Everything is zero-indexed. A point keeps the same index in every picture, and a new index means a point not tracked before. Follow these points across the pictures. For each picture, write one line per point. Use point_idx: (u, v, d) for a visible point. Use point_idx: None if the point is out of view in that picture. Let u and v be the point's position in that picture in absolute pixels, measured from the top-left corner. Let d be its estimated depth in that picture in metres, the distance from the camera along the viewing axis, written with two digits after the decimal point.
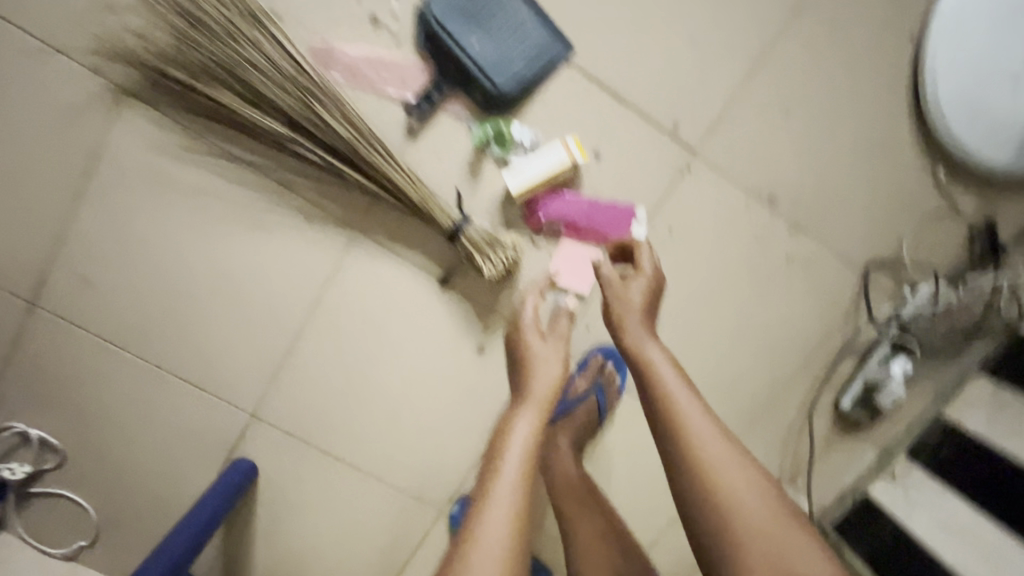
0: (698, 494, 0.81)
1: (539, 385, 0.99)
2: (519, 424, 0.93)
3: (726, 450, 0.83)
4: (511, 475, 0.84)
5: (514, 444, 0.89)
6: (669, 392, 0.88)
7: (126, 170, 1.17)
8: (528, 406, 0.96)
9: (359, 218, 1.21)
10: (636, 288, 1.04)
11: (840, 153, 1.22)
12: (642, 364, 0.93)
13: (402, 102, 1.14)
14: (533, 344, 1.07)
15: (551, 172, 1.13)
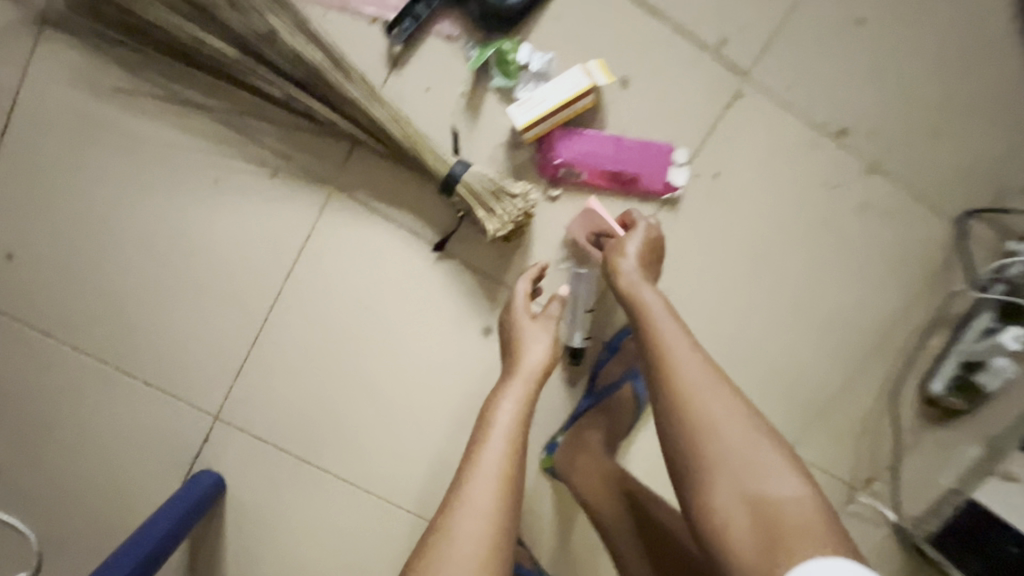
0: (700, 468, 0.66)
1: (529, 357, 0.84)
2: (504, 399, 0.78)
3: (739, 419, 0.66)
4: (493, 458, 0.72)
5: (499, 417, 0.76)
6: (668, 348, 0.72)
7: (52, 118, 0.97)
8: (514, 379, 0.81)
9: (333, 170, 0.99)
10: (632, 239, 0.87)
11: (925, 75, 0.98)
12: (639, 318, 0.78)
13: (382, 22, 0.93)
14: (519, 320, 0.90)
15: (567, 100, 0.91)
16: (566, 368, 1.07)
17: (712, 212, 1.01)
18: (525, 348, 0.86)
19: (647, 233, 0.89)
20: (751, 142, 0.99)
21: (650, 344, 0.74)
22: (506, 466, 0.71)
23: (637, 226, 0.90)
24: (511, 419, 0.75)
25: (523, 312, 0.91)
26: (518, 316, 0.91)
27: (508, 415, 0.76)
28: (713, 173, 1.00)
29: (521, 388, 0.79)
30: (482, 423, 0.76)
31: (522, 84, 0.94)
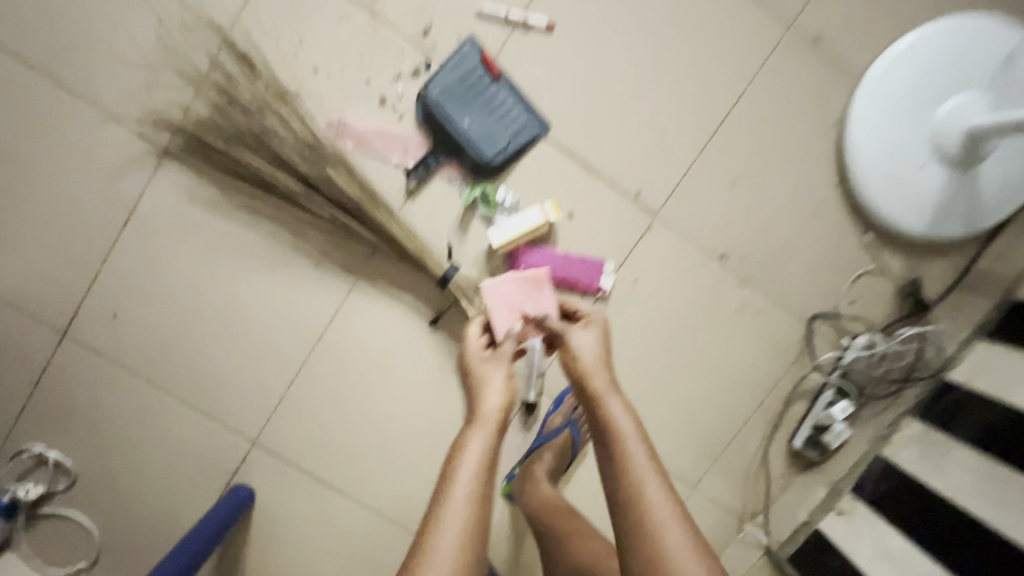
0: (641, 550, 0.87)
1: (488, 406, 1.05)
2: (470, 447, 0.99)
3: (675, 516, 0.88)
4: (457, 499, 0.93)
5: (466, 466, 0.96)
6: (630, 458, 0.93)
7: (159, 220, 1.34)
8: (478, 427, 1.02)
9: (360, 265, 1.37)
10: (592, 347, 1.09)
11: (783, 219, 1.39)
12: (608, 429, 0.97)
13: (403, 167, 1.33)
14: (479, 364, 1.13)
15: (530, 228, 1.30)
16: (523, 416, 1.45)
17: (631, 307, 1.40)
18: (483, 394, 1.07)
19: (596, 331, 1.12)
20: (659, 259, 1.39)
21: (614, 447, 0.95)
22: (465, 503, 0.92)
23: (591, 330, 1.12)
24: (472, 469, 0.96)
25: (479, 355, 1.15)
26: (476, 357, 1.15)
27: (471, 464, 0.96)
28: (632, 279, 1.40)
29: (482, 439, 1.00)
30: (447, 480, 0.96)
31: (499, 213, 1.35)
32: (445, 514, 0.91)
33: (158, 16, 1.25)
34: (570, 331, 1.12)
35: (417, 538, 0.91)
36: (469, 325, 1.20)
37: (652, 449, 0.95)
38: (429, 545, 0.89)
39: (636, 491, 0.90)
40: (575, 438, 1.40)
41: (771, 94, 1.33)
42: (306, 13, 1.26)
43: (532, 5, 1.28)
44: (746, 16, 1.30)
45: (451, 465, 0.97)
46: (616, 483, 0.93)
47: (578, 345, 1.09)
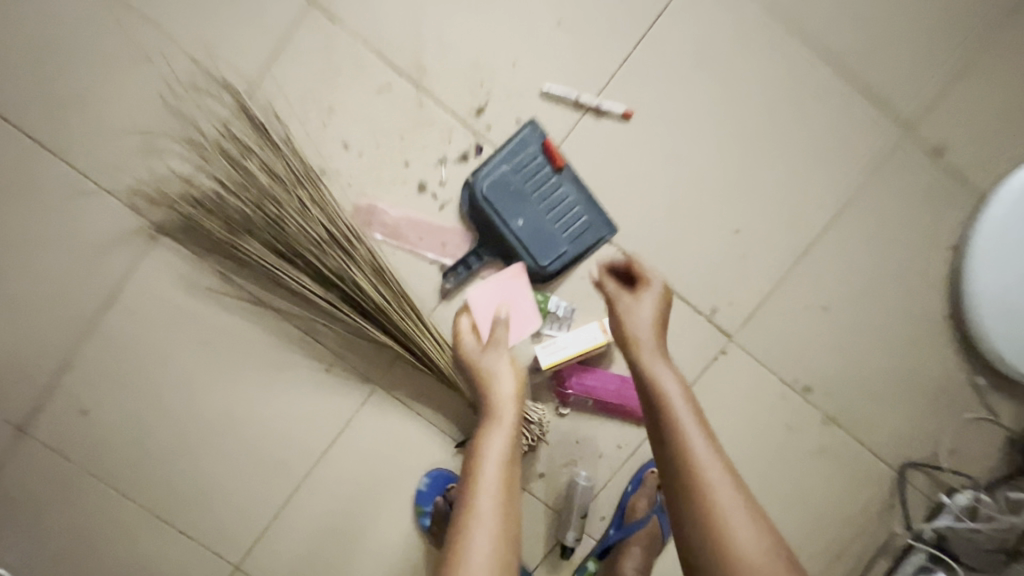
0: (694, 505, 0.72)
1: (505, 397, 0.89)
2: (489, 447, 0.83)
3: (740, 506, 0.71)
4: (487, 490, 0.77)
5: (489, 469, 0.80)
6: (690, 450, 0.75)
7: (146, 307, 1.12)
8: (499, 431, 0.85)
9: (381, 373, 1.15)
10: (650, 315, 0.90)
11: (878, 350, 1.19)
12: (655, 398, 0.81)
13: (439, 265, 1.12)
14: (474, 354, 0.96)
15: (585, 349, 1.10)
16: (558, 562, 1.21)
17: None
18: (493, 383, 0.91)
19: (653, 307, 0.91)
20: (733, 388, 1.18)
21: (666, 441, 0.78)
22: (497, 496, 0.77)
23: (650, 299, 0.92)
24: (499, 456, 0.82)
25: (469, 332, 1.00)
26: (466, 334, 0.99)
27: (497, 449, 0.83)
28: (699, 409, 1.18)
29: (503, 435, 0.85)
30: (472, 463, 0.82)
31: (548, 323, 1.14)
32: (482, 513, 0.75)
33: (163, 73, 1.05)
34: (622, 294, 0.93)
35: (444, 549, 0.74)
36: (458, 319, 1.02)
37: (710, 433, 0.78)
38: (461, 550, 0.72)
39: (697, 496, 0.72)
40: (661, 524, 1.18)
41: (876, 209, 1.14)
42: (338, 81, 1.06)
43: (607, 87, 1.08)
44: (854, 117, 1.11)
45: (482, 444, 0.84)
46: (665, 462, 0.77)
47: (633, 318, 0.90)
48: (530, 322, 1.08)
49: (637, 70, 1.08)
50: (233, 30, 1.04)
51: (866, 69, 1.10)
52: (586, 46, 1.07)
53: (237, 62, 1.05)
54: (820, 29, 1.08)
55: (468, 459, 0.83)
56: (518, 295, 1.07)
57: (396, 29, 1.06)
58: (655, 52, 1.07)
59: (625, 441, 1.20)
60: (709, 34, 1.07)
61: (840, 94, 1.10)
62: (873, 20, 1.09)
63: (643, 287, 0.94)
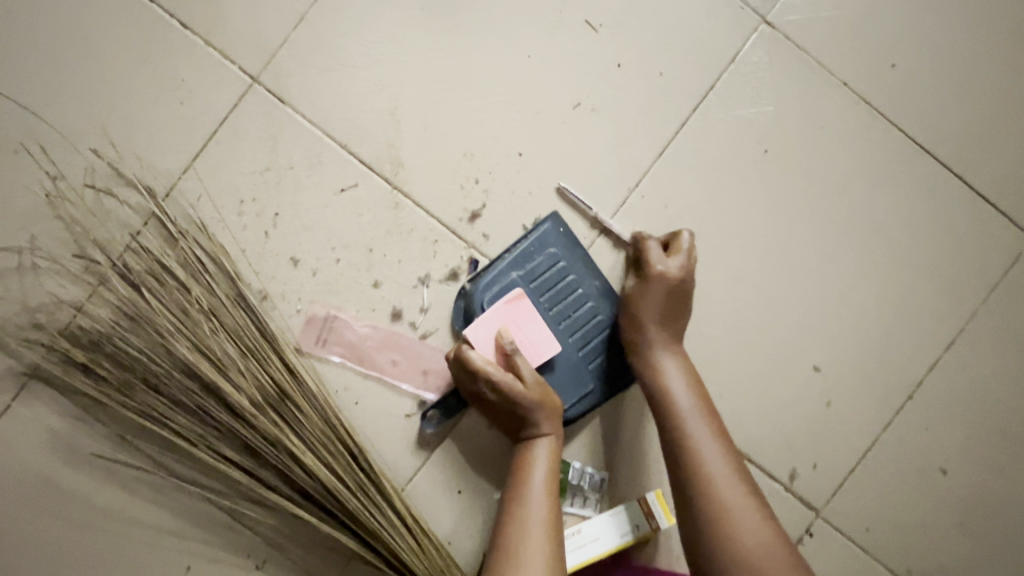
0: (701, 512, 0.69)
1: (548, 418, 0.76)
2: (535, 473, 0.74)
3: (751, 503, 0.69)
4: (538, 553, 0.68)
5: (534, 507, 0.71)
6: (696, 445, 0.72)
7: (4, 483, 0.80)
8: (543, 448, 0.75)
9: (329, 573, 0.82)
10: (664, 308, 0.77)
11: (1017, 529, 0.87)
12: (663, 405, 0.75)
13: (416, 401, 0.83)
14: (499, 386, 0.75)
15: (620, 545, 0.78)
16: None
17: None
18: (528, 424, 0.76)
19: (669, 266, 0.77)
20: None
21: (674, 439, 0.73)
22: (552, 559, 0.68)
23: (664, 275, 0.77)
24: (544, 505, 0.72)
25: (498, 371, 0.75)
26: (491, 373, 0.75)
27: (540, 490, 0.73)
28: None
29: (548, 454, 0.75)
30: (518, 481, 0.74)
31: (568, 500, 0.81)
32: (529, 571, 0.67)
33: (52, 172, 0.78)
34: (634, 285, 0.79)
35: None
36: (472, 357, 0.75)
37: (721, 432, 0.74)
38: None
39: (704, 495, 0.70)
40: None
41: (999, 339, 0.86)
42: (287, 179, 0.80)
43: (641, 186, 0.83)
44: (960, 222, 0.85)
45: (521, 475, 0.74)
46: (672, 464, 0.73)
47: (641, 310, 0.77)
48: (547, 343, 0.79)
49: (678, 165, 0.83)
50: (150, 119, 0.79)
51: (972, 162, 0.85)
52: (613, 134, 0.83)
53: (154, 159, 0.79)
54: (912, 116, 0.85)
55: (508, 505, 0.73)
56: (525, 315, 0.78)
57: (364, 115, 0.81)
58: (702, 142, 0.83)
59: None
60: (771, 121, 0.83)
61: (940, 195, 0.85)
62: (977, 102, 0.85)
63: (656, 264, 0.78)
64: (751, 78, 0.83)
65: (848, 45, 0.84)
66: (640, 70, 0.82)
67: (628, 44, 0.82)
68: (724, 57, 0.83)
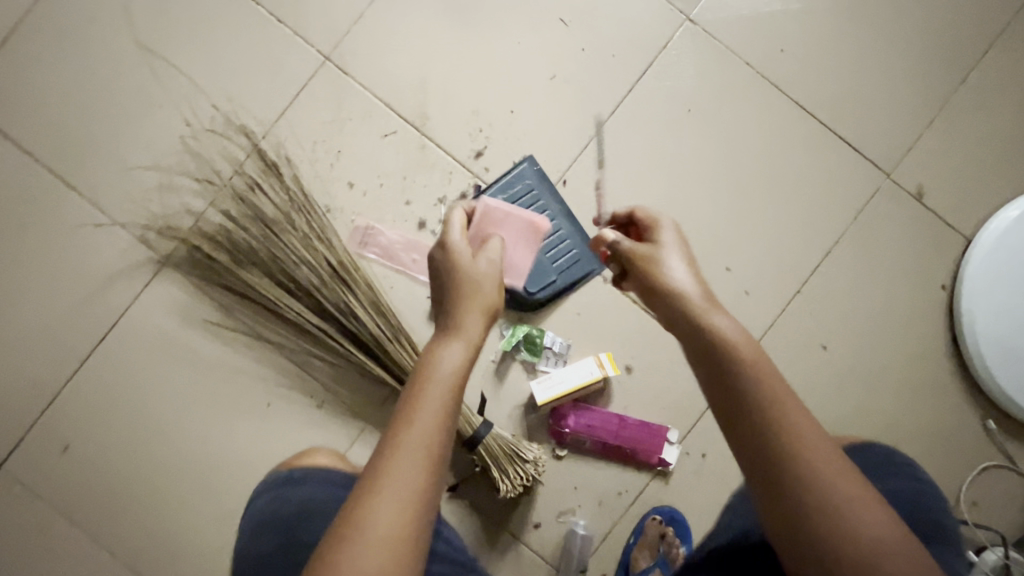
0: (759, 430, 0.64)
1: (471, 313, 0.75)
2: (440, 361, 0.70)
3: (816, 436, 0.63)
4: (418, 444, 0.63)
5: (433, 394, 0.67)
6: (742, 366, 0.66)
7: (145, 340, 1.13)
8: (457, 336, 0.73)
9: (373, 409, 1.14)
10: (682, 263, 0.76)
11: (883, 393, 1.16)
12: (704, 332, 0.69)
13: (431, 288, 1.14)
14: (461, 256, 0.81)
15: (581, 385, 1.08)
16: None
17: (696, 486, 1.15)
18: (469, 287, 0.77)
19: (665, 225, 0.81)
20: None
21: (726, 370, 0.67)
22: (430, 454, 0.63)
23: (675, 243, 0.79)
24: (452, 372, 0.69)
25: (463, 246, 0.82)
26: (459, 248, 0.82)
27: (441, 380, 0.68)
28: (700, 453, 1.15)
29: (457, 346, 0.72)
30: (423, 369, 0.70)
31: (545, 360, 1.13)
32: (427, 402, 0.66)
33: (185, 120, 1.12)
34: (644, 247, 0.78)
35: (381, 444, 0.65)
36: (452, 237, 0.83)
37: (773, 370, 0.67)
38: (398, 446, 0.63)
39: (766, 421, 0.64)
40: None
41: (865, 250, 1.16)
42: (347, 127, 1.14)
43: (599, 135, 1.15)
44: (835, 164, 1.17)
45: (426, 366, 0.70)
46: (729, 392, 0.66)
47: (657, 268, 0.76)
48: None
49: (625, 121, 1.15)
50: (254, 83, 1.13)
51: (844, 121, 1.17)
52: (579, 98, 1.15)
53: (255, 112, 1.13)
54: (798, 86, 1.16)
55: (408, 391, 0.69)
56: None
57: (402, 83, 1.15)
58: (644, 104, 1.15)
59: (626, 488, 1.14)
60: (693, 90, 1.16)
61: (820, 143, 1.17)
62: (847, 75, 1.17)
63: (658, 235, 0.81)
64: (679, 59, 1.16)
65: (749, 35, 1.16)
66: (598, 53, 1.15)
67: (590, 34, 1.15)
68: (659, 44, 1.16)
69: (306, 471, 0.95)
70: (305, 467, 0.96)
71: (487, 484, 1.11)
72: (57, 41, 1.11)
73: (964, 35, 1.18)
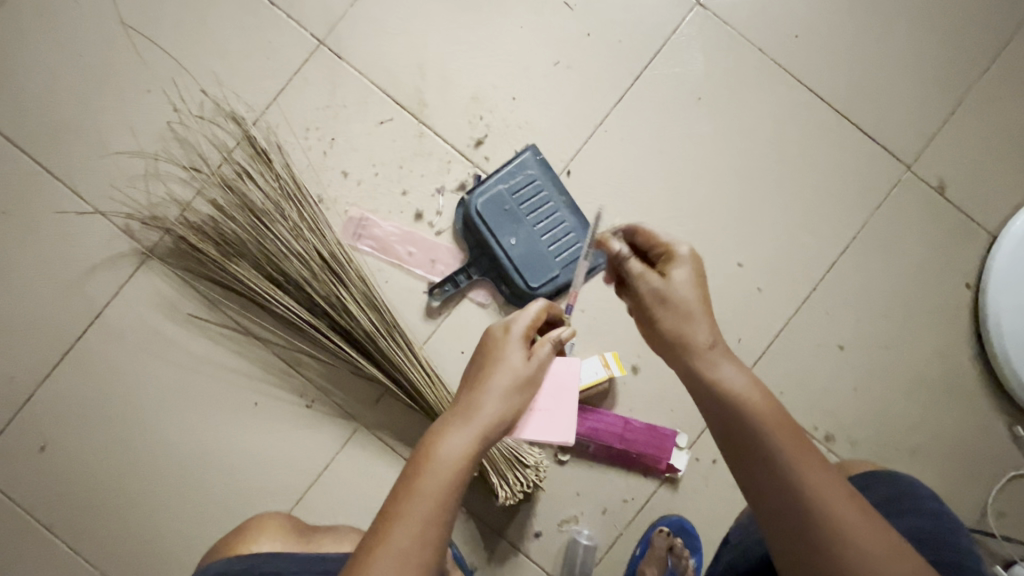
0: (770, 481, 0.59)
1: (486, 398, 0.73)
2: (446, 441, 0.68)
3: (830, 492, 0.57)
4: (417, 522, 0.61)
5: (435, 471, 0.65)
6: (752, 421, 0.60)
7: (127, 335, 1.07)
8: (467, 418, 0.71)
9: (365, 410, 1.08)
10: (691, 304, 0.66)
11: (903, 396, 1.10)
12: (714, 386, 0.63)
13: (427, 282, 1.09)
14: (512, 353, 0.77)
15: (586, 385, 1.03)
16: None
17: (706, 494, 1.09)
18: (501, 383, 0.74)
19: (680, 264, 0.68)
20: None
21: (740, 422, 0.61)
22: (428, 535, 0.61)
23: (685, 276, 0.67)
24: (457, 453, 0.67)
25: (521, 340, 0.78)
26: (515, 342, 0.78)
27: (447, 459, 0.66)
28: (710, 459, 1.09)
29: (466, 430, 0.69)
30: (427, 449, 0.68)
31: None
32: (423, 496, 0.63)
33: (173, 105, 1.07)
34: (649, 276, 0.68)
35: (368, 539, 0.61)
36: (506, 322, 0.80)
37: (793, 423, 0.61)
38: (382, 543, 0.60)
39: (774, 471, 0.58)
40: None
41: (883, 245, 1.11)
42: (341, 114, 1.09)
43: (604, 123, 1.10)
44: (853, 156, 1.11)
45: (431, 445, 0.68)
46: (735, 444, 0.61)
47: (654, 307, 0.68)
48: (525, 238, 1.05)
49: (632, 109, 1.10)
50: (245, 67, 1.08)
51: (862, 111, 1.11)
52: (583, 85, 1.10)
53: (246, 97, 1.08)
54: (814, 74, 1.11)
55: (412, 467, 0.66)
56: (508, 217, 1.04)
57: (400, 68, 1.10)
58: (651, 91, 1.10)
59: (632, 495, 1.08)
60: (703, 77, 1.11)
61: (836, 133, 1.11)
62: (863, 62, 1.12)
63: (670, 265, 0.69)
64: (689, 45, 1.11)
65: (762, 20, 1.11)
66: (604, 38, 1.10)
67: (595, 19, 1.10)
68: (668, 29, 1.11)
69: (247, 563, 0.81)
70: (247, 558, 0.82)
71: (486, 490, 1.04)
72: (41, 22, 1.06)
73: (987, 22, 1.13)
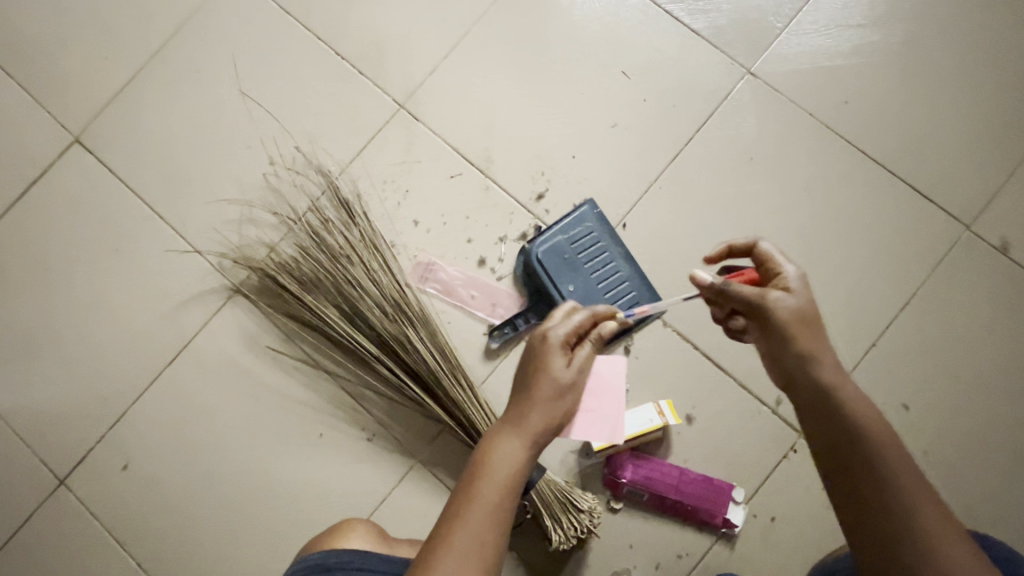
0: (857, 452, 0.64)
1: (535, 409, 0.75)
2: (496, 454, 0.73)
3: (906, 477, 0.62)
4: (478, 523, 0.67)
5: (490, 482, 0.70)
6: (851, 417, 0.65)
7: (211, 364, 1.17)
8: (517, 429, 0.74)
9: (423, 446, 1.12)
10: (806, 319, 0.70)
11: (976, 461, 1.05)
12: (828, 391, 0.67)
13: (487, 324, 1.14)
14: (557, 361, 0.78)
15: (640, 432, 1.04)
16: None
17: (765, 554, 1.05)
18: (546, 396, 0.76)
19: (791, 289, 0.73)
20: (805, 494, 1.06)
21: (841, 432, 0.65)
22: (489, 536, 0.67)
23: (802, 292, 0.72)
24: (508, 465, 0.72)
25: (560, 347, 0.79)
26: (556, 349, 0.78)
27: (500, 470, 0.71)
28: (768, 517, 1.06)
29: (516, 442, 0.73)
30: (480, 462, 0.73)
31: None
32: (479, 504, 0.69)
33: (269, 159, 1.21)
34: (769, 292, 0.71)
35: (432, 541, 0.67)
36: (552, 328, 0.80)
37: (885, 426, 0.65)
38: (446, 546, 0.66)
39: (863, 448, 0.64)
40: None
41: (944, 303, 1.10)
42: (416, 168, 1.20)
43: (658, 180, 1.17)
44: (907, 214, 1.13)
45: (485, 457, 0.73)
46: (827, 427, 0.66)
47: (786, 321, 0.70)
48: (583, 285, 1.10)
49: (685, 167, 1.17)
50: (333, 127, 1.22)
51: (914, 171, 1.14)
52: (638, 145, 1.18)
53: (333, 153, 1.21)
54: (863, 136, 1.16)
55: (468, 475, 0.72)
56: (567, 265, 1.10)
57: (470, 128, 1.21)
58: (703, 152, 1.17)
59: (686, 550, 1.06)
60: (753, 139, 1.17)
61: (889, 193, 1.14)
62: (914, 125, 1.15)
63: (781, 281, 0.73)
64: (740, 109, 1.18)
65: (810, 88, 1.18)
66: (659, 103, 1.19)
67: (650, 85, 1.20)
68: (719, 95, 1.18)
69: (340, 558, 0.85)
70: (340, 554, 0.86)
71: (539, 534, 1.05)
72: (167, 87, 1.24)
73: None
